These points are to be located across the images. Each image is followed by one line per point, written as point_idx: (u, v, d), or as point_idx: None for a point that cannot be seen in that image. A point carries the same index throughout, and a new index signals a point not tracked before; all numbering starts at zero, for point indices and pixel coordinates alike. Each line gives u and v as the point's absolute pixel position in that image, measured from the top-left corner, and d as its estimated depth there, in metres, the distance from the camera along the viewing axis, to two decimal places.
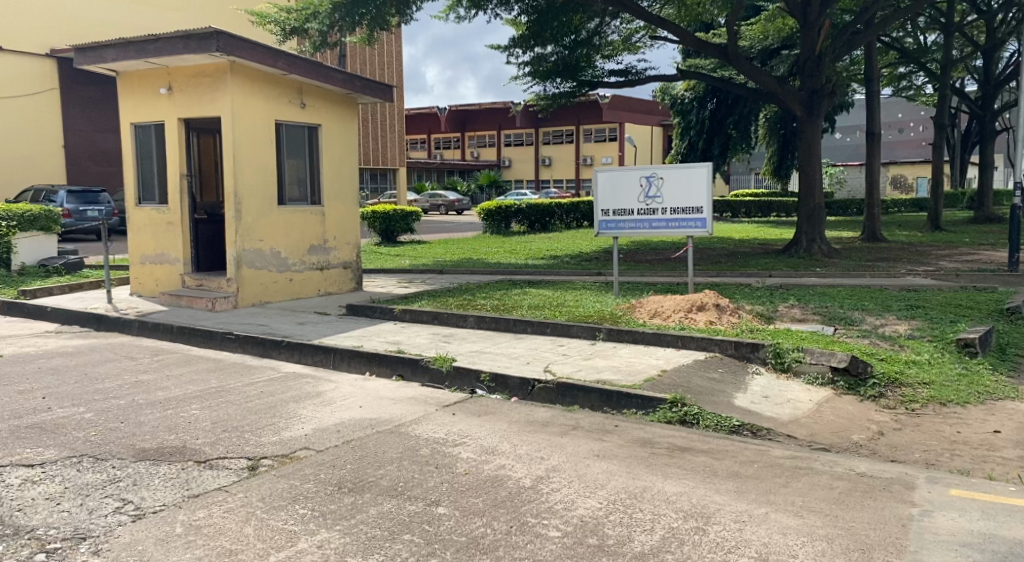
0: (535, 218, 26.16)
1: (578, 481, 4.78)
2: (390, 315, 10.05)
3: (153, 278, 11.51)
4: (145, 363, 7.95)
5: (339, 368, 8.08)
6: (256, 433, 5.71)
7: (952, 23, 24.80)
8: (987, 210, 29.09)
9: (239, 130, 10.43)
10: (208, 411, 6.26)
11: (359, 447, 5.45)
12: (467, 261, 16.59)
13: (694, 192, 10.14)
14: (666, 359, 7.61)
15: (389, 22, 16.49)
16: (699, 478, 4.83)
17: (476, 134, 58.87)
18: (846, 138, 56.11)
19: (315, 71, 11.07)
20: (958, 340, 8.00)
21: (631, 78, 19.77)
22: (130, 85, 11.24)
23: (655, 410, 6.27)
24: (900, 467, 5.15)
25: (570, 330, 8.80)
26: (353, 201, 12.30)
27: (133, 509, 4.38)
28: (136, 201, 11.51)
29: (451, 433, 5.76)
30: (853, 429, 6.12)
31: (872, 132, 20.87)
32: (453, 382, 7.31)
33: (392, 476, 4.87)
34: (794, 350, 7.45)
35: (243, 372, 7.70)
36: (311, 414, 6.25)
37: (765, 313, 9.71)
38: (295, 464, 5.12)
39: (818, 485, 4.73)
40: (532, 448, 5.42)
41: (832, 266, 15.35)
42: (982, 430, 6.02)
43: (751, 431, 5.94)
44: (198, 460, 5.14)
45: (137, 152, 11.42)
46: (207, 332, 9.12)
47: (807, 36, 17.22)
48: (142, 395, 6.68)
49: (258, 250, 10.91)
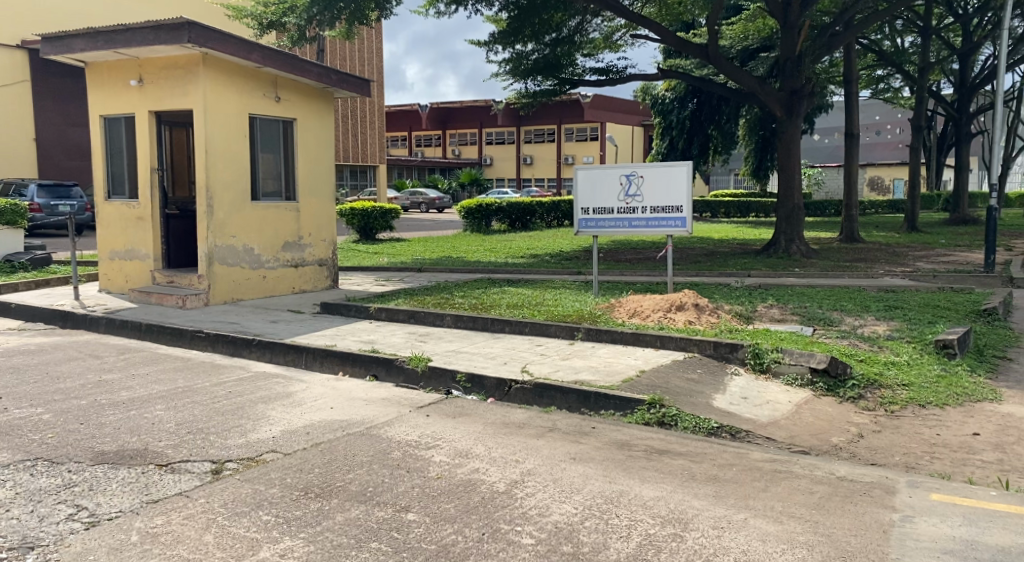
0: (516, 216, 26.02)
1: (553, 485, 4.66)
2: (365, 313, 9.86)
3: (122, 275, 11.23)
4: (110, 362, 7.71)
5: (311, 368, 7.89)
6: (222, 436, 5.52)
7: (930, 27, 25.01)
8: (963, 211, 29.37)
9: (212, 123, 10.19)
10: (172, 412, 6.05)
11: (328, 450, 5.28)
12: (445, 259, 16.34)
13: (675, 191, 10.04)
14: (644, 359, 7.50)
15: (368, 18, 16.25)
16: (677, 482, 4.72)
17: (457, 132, 58.76)
18: (825, 140, 56.54)
19: (290, 63, 10.86)
20: (937, 341, 7.98)
21: (613, 77, 19.66)
22: (99, 77, 10.95)
23: (633, 412, 6.15)
24: (880, 471, 5.07)
25: (547, 330, 8.67)
26: (328, 196, 12.09)
27: (88, 516, 4.20)
28: (106, 195, 11.23)
29: (424, 435, 5.60)
30: (833, 431, 6.04)
31: (852, 134, 20.95)
32: (429, 382, 7.15)
33: (361, 480, 4.72)
34: (773, 350, 7.37)
35: (211, 371, 7.48)
36: (279, 416, 6.07)
37: (744, 312, 9.66)
38: (260, 467, 4.96)
39: (798, 489, 4.64)
40: (507, 451, 5.28)
41: (810, 266, 15.49)
42: (961, 433, 5.97)
43: (730, 434, 5.83)
44: (160, 464, 4.95)
45: (106, 145, 11.14)
46: (176, 330, 8.89)
47: (788, 36, 17.18)
48: (105, 395, 6.45)
49: (231, 246, 10.67)
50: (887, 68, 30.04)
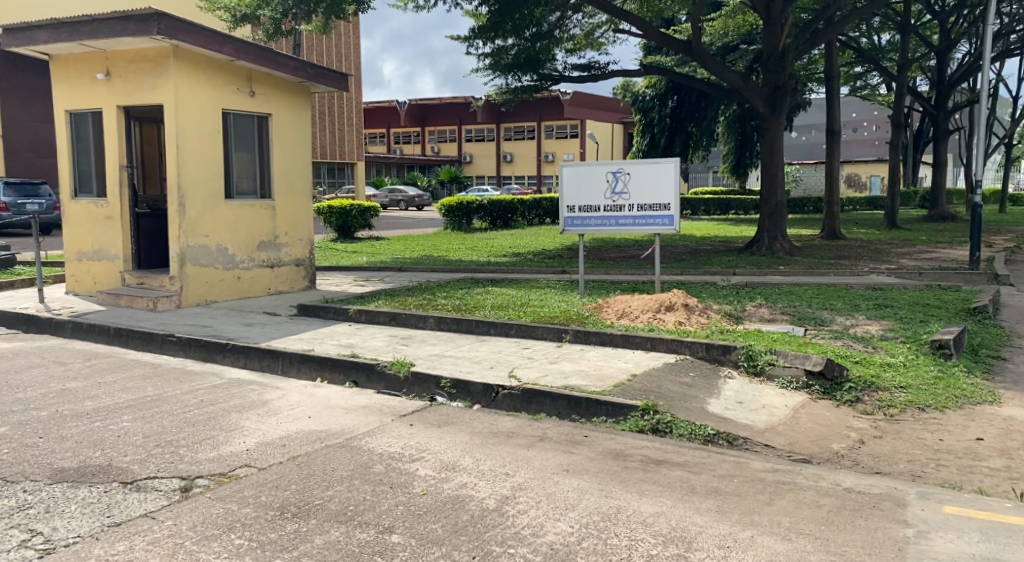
0: (497, 215, 25.81)
1: (546, 501, 4.38)
2: (344, 315, 9.53)
3: (90, 276, 10.80)
4: (75, 369, 7.32)
5: (288, 373, 7.54)
6: (192, 449, 5.18)
7: (908, 24, 24.97)
8: (940, 207, 29.43)
9: (183, 118, 9.79)
10: (140, 423, 5.70)
11: (305, 464, 4.97)
12: (426, 258, 16.02)
13: (662, 188, 9.82)
14: (635, 362, 7.24)
15: (345, 12, 15.86)
16: (677, 496, 4.46)
17: (436, 129, 58.38)
18: (802, 137, 56.78)
19: (265, 56, 10.48)
20: (933, 341, 7.80)
21: (595, 73, 19.43)
22: (64, 70, 10.50)
23: (626, 419, 5.89)
24: (888, 481, 4.85)
25: (534, 332, 8.39)
26: (305, 194, 11.72)
27: (43, 542, 3.86)
28: (72, 193, 10.78)
29: (407, 447, 5.30)
30: (833, 437, 5.83)
31: (833, 130, 20.84)
32: (411, 388, 6.85)
33: (341, 498, 4.41)
34: (767, 353, 7.15)
35: (183, 378, 7.12)
36: (254, 426, 5.75)
37: (734, 312, 9.43)
38: (234, 484, 4.63)
39: (804, 502, 4.41)
40: (497, 463, 4.99)
41: (793, 263, 15.36)
42: (964, 438, 5.78)
43: (728, 441, 5.59)
44: (124, 482, 4.61)
45: (72, 140, 10.69)
46: (146, 334, 8.51)
47: (771, 30, 17.01)
48: (67, 406, 6.07)
49: (204, 246, 10.28)
50: (865, 65, 30.10)
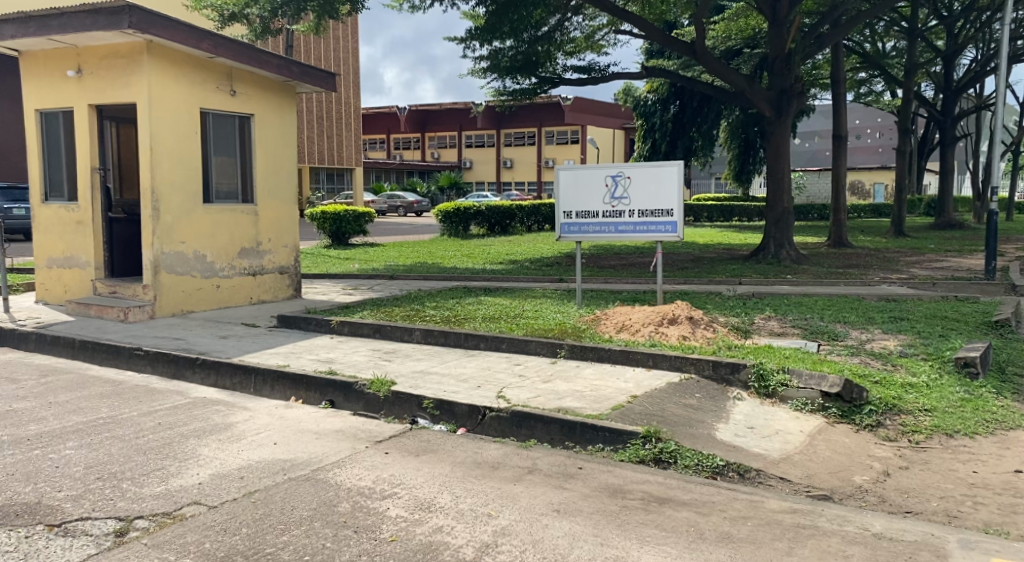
0: (495, 220, 25.16)
1: (532, 550, 3.81)
2: (325, 327, 8.96)
3: (61, 284, 10.25)
4: (28, 387, 6.75)
5: (260, 392, 6.98)
6: (137, 483, 4.61)
7: (916, 28, 24.20)
8: (947, 214, 28.68)
9: (157, 118, 9.24)
10: (85, 451, 5.14)
11: (262, 502, 4.38)
12: (420, 266, 15.45)
13: (665, 193, 9.22)
14: (635, 382, 6.65)
15: (338, 12, 15.33)
16: (683, 544, 3.88)
17: (436, 135, 57.91)
18: (806, 143, 56.22)
19: (246, 53, 9.96)
20: (957, 359, 7.20)
21: (595, 76, 18.89)
22: (33, 66, 9.97)
23: (624, 447, 5.31)
24: (922, 525, 4.28)
25: (527, 346, 7.82)
26: (289, 198, 11.16)
27: None
28: (43, 197, 10.23)
29: (380, 481, 4.72)
30: (854, 468, 5.24)
31: (841, 136, 20.16)
32: (391, 410, 6.28)
33: (296, 546, 3.84)
34: (779, 372, 6.57)
35: (143, 397, 6.55)
36: (212, 454, 5.17)
37: (741, 326, 8.84)
38: (176, 527, 4.06)
39: (828, 552, 3.83)
40: (478, 502, 4.41)
41: (802, 273, 14.73)
42: (1001, 470, 5.18)
43: (737, 474, 5.00)
44: (50, 525, 4.04)
45: (42, 140, 10.16)
46: (112, 347, 7.94)
47: (776, 32, 16.38)
48: (8, 430, 5.50)
49: (179, 253, 9.71)
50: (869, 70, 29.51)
